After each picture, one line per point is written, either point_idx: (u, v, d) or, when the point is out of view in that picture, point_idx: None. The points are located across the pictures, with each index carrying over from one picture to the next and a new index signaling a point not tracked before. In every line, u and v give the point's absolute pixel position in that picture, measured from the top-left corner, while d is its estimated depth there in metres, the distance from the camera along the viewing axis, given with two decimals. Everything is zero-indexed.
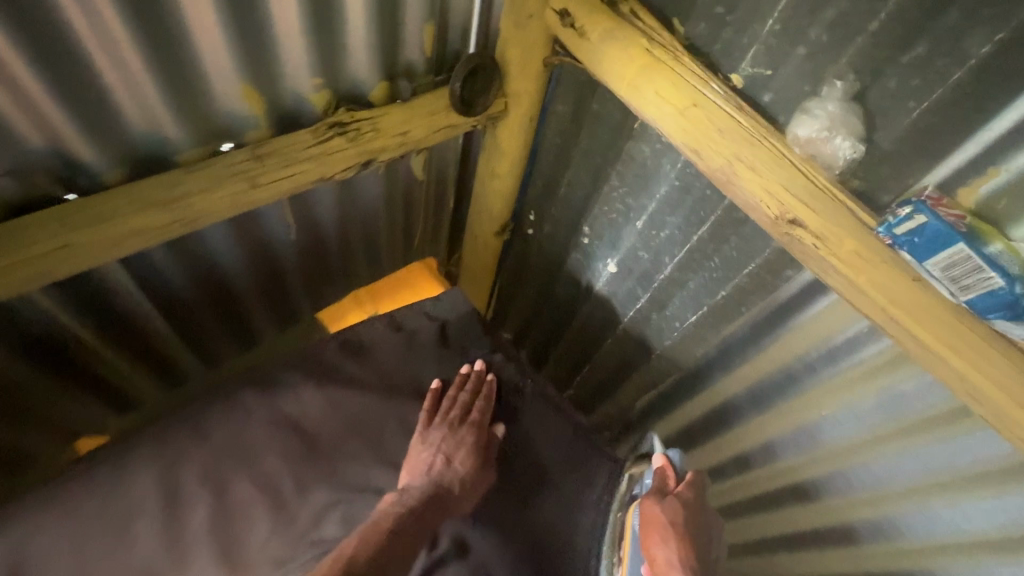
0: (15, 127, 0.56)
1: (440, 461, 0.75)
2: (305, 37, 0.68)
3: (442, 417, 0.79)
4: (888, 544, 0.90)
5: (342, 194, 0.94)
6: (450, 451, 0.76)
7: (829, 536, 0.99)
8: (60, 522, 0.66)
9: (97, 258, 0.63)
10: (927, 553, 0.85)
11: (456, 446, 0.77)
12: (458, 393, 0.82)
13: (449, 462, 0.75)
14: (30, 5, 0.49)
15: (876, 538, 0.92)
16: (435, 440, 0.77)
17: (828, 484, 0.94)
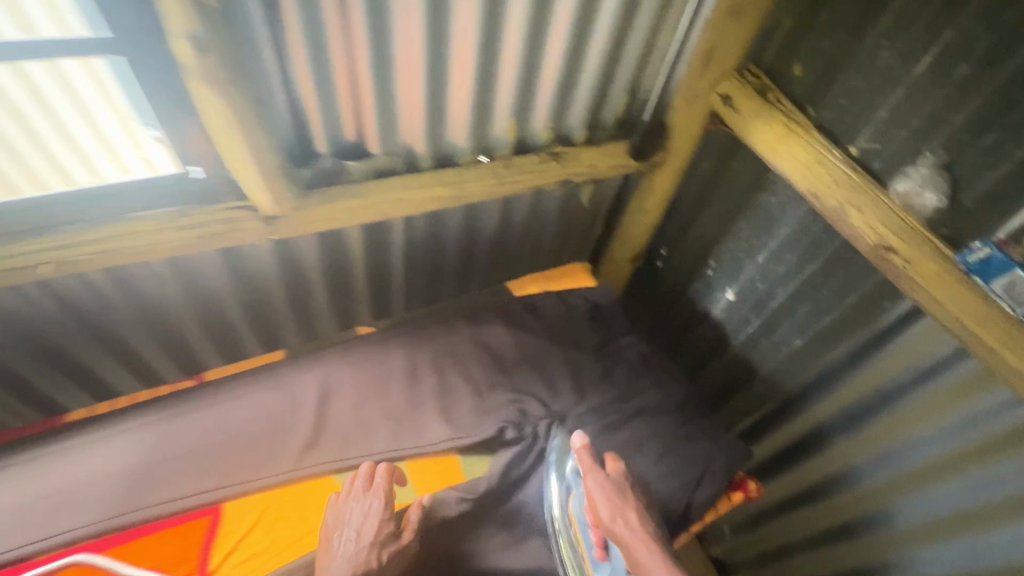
0: (398, 130, 0.98)
1: (355, 535, 0.78)
2: (554, 96, 1.07)
3: (349, 491, 0.83)
4: (979, 565, 1.00)
5: (534, 203, 1.31)
6: (358, 525, 0.79)
7: (920, 558, 1.09)
8: (344, 368, 1.01)
9: (409, 210, 1.03)
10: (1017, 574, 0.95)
11: (362, 520, 0.79)
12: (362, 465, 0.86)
13: (359, 535, 0.78)
14: (440, 67, 0.91)
15: (966, 559, 1.01)
16: (344, 517, 0.80)
17: (918, 504, 1.06)
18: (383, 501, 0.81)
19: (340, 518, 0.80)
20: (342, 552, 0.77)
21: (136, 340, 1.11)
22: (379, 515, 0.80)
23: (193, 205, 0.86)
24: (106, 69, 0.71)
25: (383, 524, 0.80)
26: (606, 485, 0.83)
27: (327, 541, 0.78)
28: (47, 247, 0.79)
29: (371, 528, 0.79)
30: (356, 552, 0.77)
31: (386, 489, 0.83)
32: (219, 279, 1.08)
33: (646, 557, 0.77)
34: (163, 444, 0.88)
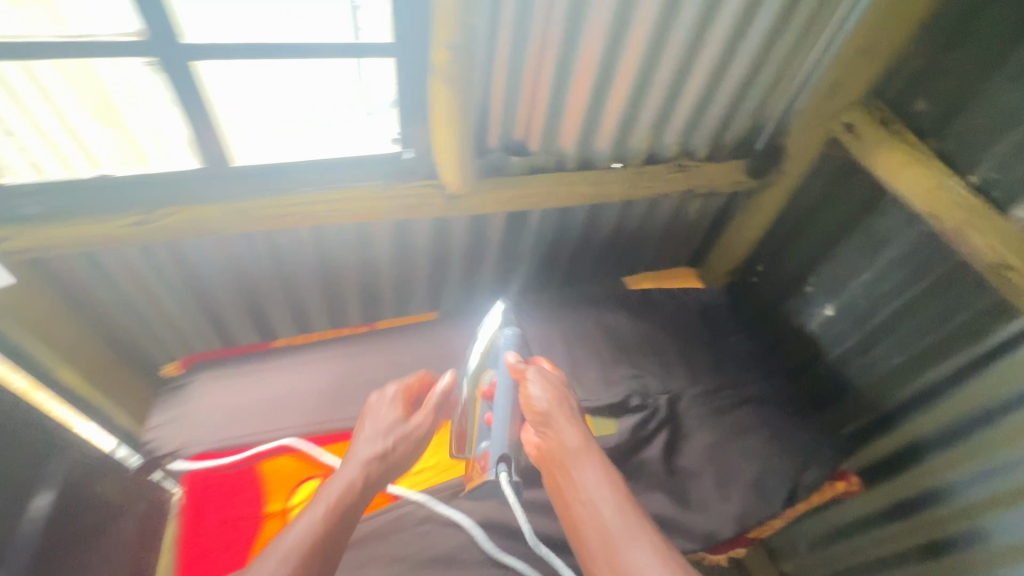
0: (558, 134, 1.16)
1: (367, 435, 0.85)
2: (689, 114, 1.23)
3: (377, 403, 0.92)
4: None
5: (649, 209, 1.45)
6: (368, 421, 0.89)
7: None
8: (491, 330, 1.19)
9: (556, 202, 1.21)
10: None
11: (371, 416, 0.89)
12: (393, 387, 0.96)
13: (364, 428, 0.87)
14: (605, 84, 1.09)
15: None
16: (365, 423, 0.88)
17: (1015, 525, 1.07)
18: (395, 389, 0.92)
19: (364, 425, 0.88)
20: (360, 437, 0.85)
21: (311, 292, 1.33)
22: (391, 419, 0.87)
23: (395, 180, 1.05)
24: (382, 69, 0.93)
25: (390, 411, 0.88)
26: (546, 385, 0.90)
27: (358, 434, 0.86)
28: (292, 203, 0.98)
29: (379, 426, 0.86)
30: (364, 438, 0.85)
31: (402, 393, 0.93)
32: (386, 250, 1.29)
33: (575, 454, 0.79)
34: (351, 374, 1.07)
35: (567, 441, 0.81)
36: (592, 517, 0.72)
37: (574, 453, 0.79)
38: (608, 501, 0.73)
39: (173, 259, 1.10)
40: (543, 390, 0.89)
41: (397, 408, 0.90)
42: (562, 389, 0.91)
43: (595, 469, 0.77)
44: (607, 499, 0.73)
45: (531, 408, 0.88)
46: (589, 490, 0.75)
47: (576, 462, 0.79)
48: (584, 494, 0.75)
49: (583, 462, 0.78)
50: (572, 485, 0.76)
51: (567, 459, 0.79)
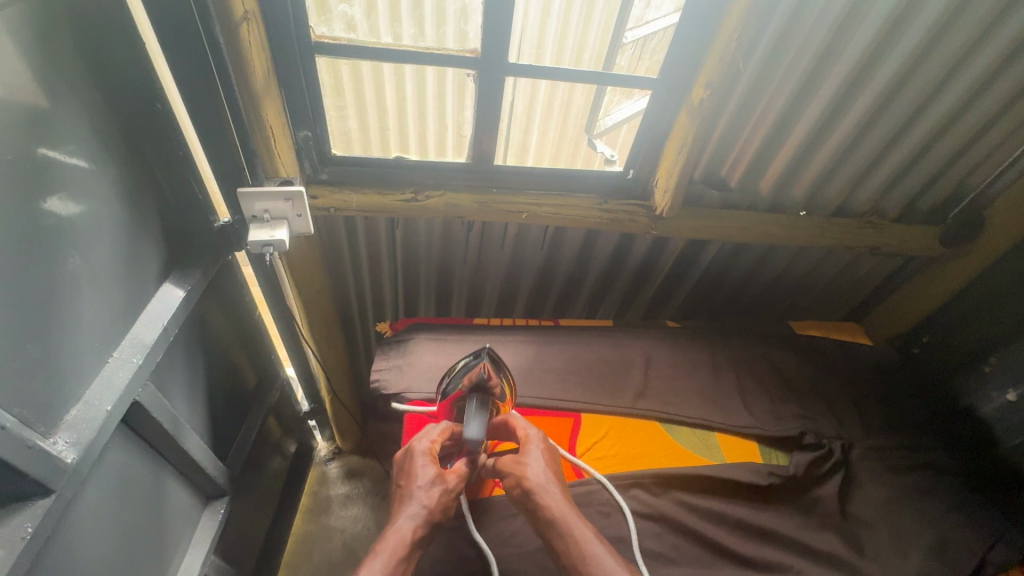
0: (761, 177, 1.24)
1: (409, 498, 0.82)
2: (889, 174, 1.25)
3: (408, 458, 0.87)
4: None
5: (821, 260, 1.47)
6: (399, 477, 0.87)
7: None
8: (662, 345, 1.26)
9: (744, 238, 1.29)
10: None
11: (401, 472, 0.87)
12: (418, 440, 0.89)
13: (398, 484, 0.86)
14: (819, 137, 1.16)
15: None
16: (404, 481, 0.85)
17: None
18: (427, 444, 0.87)
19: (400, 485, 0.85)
20: (396, 498, 0.84)
21: (492, 283, 1.48)
22: (425, 480, 0.83)
23: (612, 196, 1.18)
24: (632, 98, 1.07)
25: (424, 468, 0.85)
26: (531, 457, 0.86)
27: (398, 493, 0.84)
28: (528, 201, 1.13)
29: (420, 489, 0.83)
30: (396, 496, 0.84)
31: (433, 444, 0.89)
32: (570, 255, 1.41)
33: (564, 521, 0.79)
34: (537, 359, 1.18)
35: (554, 504, 0.80)
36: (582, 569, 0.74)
37: (561, 515, 0.79)
38: (599, 558, 0.75)
39: (405, 232, 1.29)
40: (541, 463, 0.86)
41: (432, 461, 0.86)
42: (544, 454, 0.88)
43: (585, 526, 0.79)
44: (600, 556, 0.75)
45: (511, 485, 0.85)
46: (583, 544, 0.76)
47: (565, 530, 0.78)
48: (577, 560, 0.75)
49: (573, 523, 0.79)
50: (564, 546, 0.77)
51: (555, 519, 0.79)
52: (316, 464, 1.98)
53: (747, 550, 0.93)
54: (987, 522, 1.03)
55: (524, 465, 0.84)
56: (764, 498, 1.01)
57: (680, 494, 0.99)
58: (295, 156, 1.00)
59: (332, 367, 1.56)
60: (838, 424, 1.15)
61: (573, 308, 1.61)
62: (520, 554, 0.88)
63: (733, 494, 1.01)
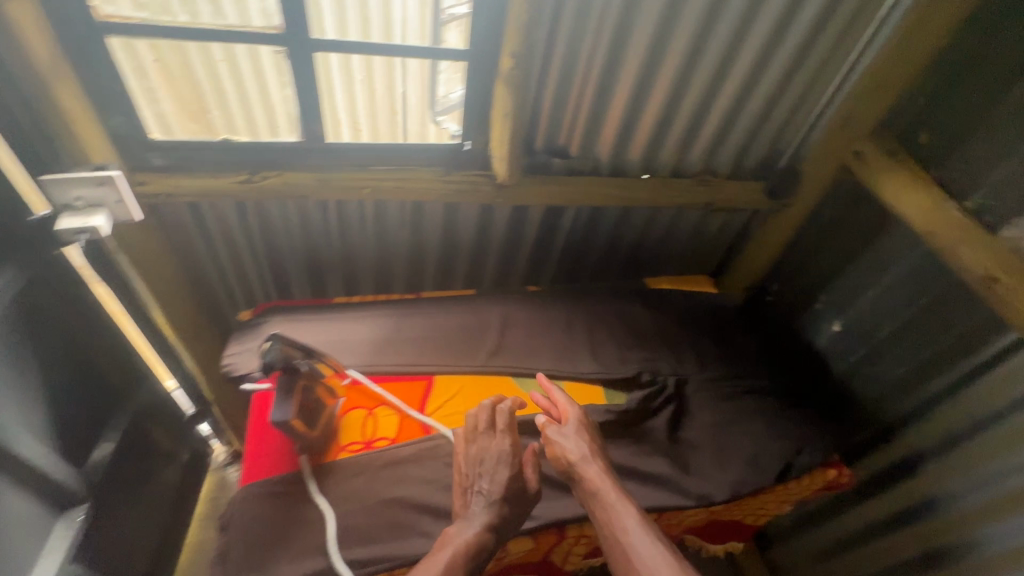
0: (596, 143, 1.33)
1: (488, 501, 0.86)
2: (711, 135, 1.38)
3: (494, 464, 0.90)
4: None
5: (673, 221, 1.59)
6: (488, 482, 0.89)
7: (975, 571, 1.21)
8: (519, 308, 1.33)
9: (589, 202, 1.37)
10: None
11: (492, 478, 0.89)
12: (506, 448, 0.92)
13: (491, 490, 0.87)
14: (638, 103, 1.26)
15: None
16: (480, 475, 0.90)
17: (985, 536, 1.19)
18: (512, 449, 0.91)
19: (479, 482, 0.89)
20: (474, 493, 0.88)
21: (364, 264, 1.50)
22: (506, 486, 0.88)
23: (456, 167, 1.23)
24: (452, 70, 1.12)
25: (510, 475, 0.89)
26: (571, 435, 0.95)
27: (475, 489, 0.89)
28: (369, 176, 1.17)
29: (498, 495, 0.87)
30: (492, 503, 0.86)
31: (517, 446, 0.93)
32: (435, 230, 1.46)
33: (604, 491, 0.88)
34: (397, 329, 1.23)
35: (593, 475, 0.90)
36: (621, 537, 0.82)
37: (601, 485, 0.89)
38: (638, 530, 0.82)
39: (257, 217, 1.29)
40: (579, 439, 0.95)
41: (516, 465, 0.90)
42: (585, 430, 0.98)
43: (628, 502, 0.87)
44: (637, 528, 0.82)
45: (554, 457, 0.94)
46: (621, 516, 0.84)
47: (605, 497, 0.87)
48: (617, 531, 0.83)
49: (614, 496, 0.87)
50: (606, 517, 0.85)
51: (598, 490, 0.88)
52: (213, 470, 1.91)
53: None
54: (798, 429, 1.17)
55: (563, 440, 0.94)
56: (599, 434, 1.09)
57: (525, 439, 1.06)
58: (108, 141, 0.99)
59: (208, 364, 1.53)
60: (677, 363, 1.26)
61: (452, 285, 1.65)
62: (362, 510, 0.92)
63: None
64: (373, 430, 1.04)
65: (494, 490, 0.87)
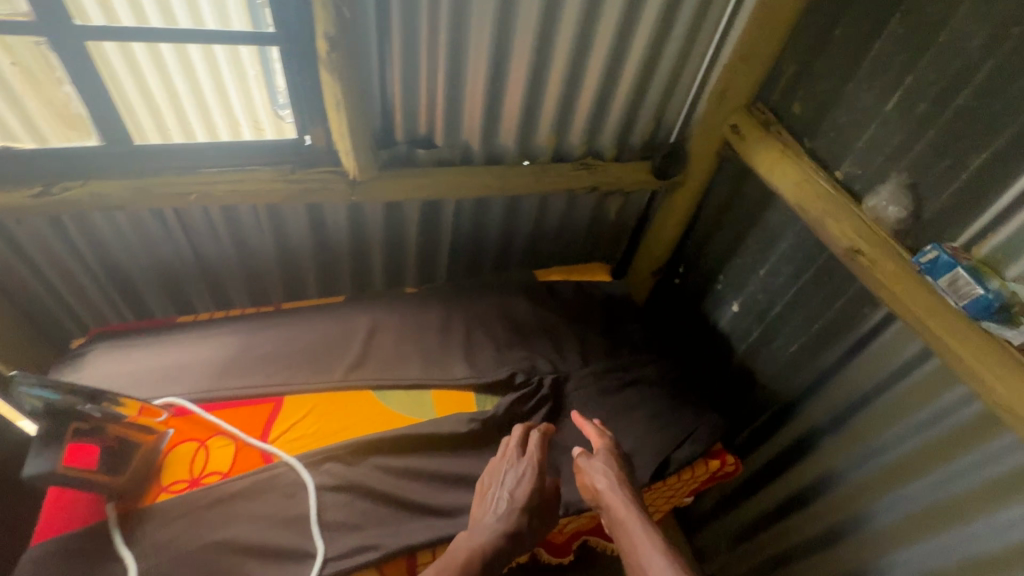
0: (461, 129, 1.23)
1: (507, 498, 0.87)
2: (587, 115, 1.30)
3: (519, 474, 0.90)
4: (921, 548, 1.09)
5: (566, 209, 1.52)
6: (513, 487, 0.89)
7: (870, 545, 1.19)
8: (391, 313, 1.24)
9: (460, 194, 1.27)
10: (965, 566, 1.01)
11: (518, 483, 0.89)
12: (535, 458, 0.92)
13: (515, 495, 0.87)
14: (497, 85, 1.17)
15: (910, 548, 1.11)
16: (499, 478, 0.90)
17: (876, 510, 1.16)
18: (540, 459, 0.92)
19: (500, 489, 0.89)
20: (496, 498, 0.88)
21: (230, 277, 1.38)
22: (528, 492, 0.88)
23: (299, 165, 1.12)
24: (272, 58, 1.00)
25: (536, 487, 0.89)
26: (602, 462, 0.94)
27: (494, 496, 0.89)
28: (196, 180, 1.05)
29: (520, 500, 0.87)
30: (514, 508, 0.85)
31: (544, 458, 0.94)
32: (303, 234, 1.34)
33: (628, 515, 0.85)
34: (248, 347, 1.11)
35: (621, 504, 0.87)
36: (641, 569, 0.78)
37: (626, 511, 0.86)
38: (659, 563, 0.77)
39: (82, 232, 1.15)
40: (611, 469, 0.94)
41: (541, 478, 0.90)
42: (618, 460, 0.96)
43: (653, 532, 0.83)
44: (659, 561, 0.77)
45: (583, 483, 0.93)
46: (643, 547, 0.80)
47: (628, 520, 0.84)
48: (637, 564, 0.78)
49: (638, 525, 0.83)
50: (628, 545, 0.81)
51: (622, 518, 0.85)
52: None
53: (434, 500, 0.93)
54: (681, 421, 1.12)
55: (594, 466, 0.94)
56: (464, 447, 1.01)
57: (378, 459, 0.97)
58: None
59: None
60: (559, 361, 1.19)
61: (337, 290, 1.53)
62: (173, 560, 0.82)
63: (436, 448, 1.00)
64: (201, 466, 0.92)
65: (517, 497, 0.87)
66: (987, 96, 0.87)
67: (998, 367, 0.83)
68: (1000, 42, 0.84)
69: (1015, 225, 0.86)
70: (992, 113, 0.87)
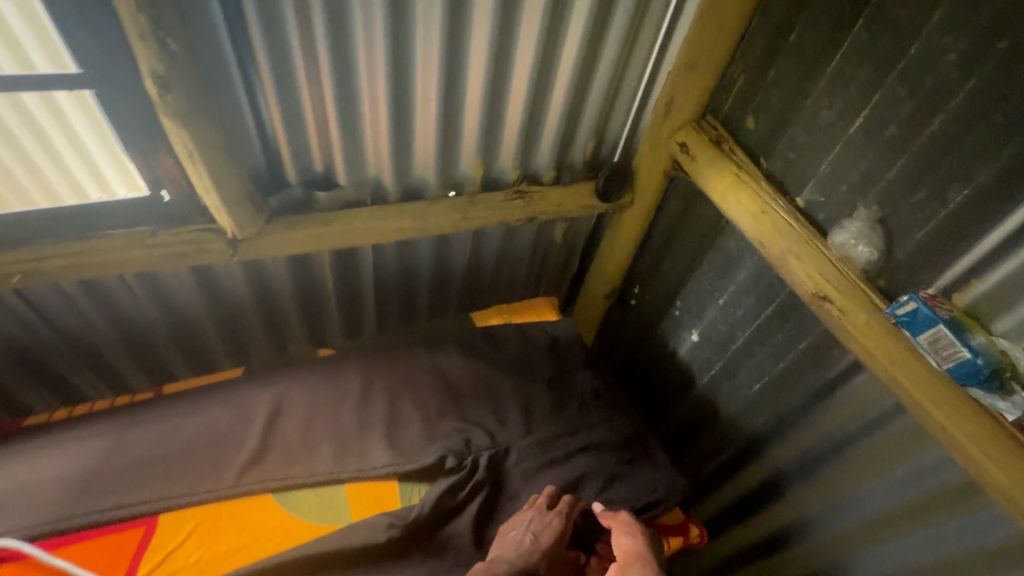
0: (366, 164, 1.04)
1: (530, 538, 0.83)
2: (518, 137, 1.12)
3: (544, 519, 0.86)
4: None
5: (505, 238, 1.34)
6: (536, 530, 0.85)
7: None
8: (296, 385, 1.04)
9: (372, 240, 1.07)
10: None
11: (544, 527, 0.85)
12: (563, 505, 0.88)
13: (540, 538, 0.83)
14: (403, 111, 0.97)
15: None
16: (524, 522, 0.86)
17: (855, 562, 1.07)
18: (568, 505, 0.88)
19: (521, 532, 0.85)
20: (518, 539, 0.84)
21: (111, 354, 1.15)
22: (553, 536, 0.84)
23: (163, 226, 0.91)
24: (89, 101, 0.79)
25: (562, 532, 0.85)
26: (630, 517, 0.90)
27: (513, 538, 0.84)
28: (21, 258, 0.84)
29: (545, 541, 0.83)
30: (536, 551, 0.81)
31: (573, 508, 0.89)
32: (191, 298, 1.12)
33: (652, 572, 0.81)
34: (114, 452, 0.91)
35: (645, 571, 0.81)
36: None
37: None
38: None
39: None
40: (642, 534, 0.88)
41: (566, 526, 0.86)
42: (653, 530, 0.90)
43: None
44: None
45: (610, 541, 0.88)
46: None
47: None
48: None
49: None
50: None
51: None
52: None
53: None
54: (638, 489, 1.00)
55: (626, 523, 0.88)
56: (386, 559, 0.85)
57: None
58: None
59: None
60: (498, 429, 1.03)
61: (244, 351, 1.31)
62: None
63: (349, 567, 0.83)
64: None
65: (541, 541, 0.83)
66: (967, 121, 0.74)
67: (987, 443, 0.71)
68: (983, 57, 0.71)
69: (1003, 271, 0.74)
70: (974, 142, 0.74)
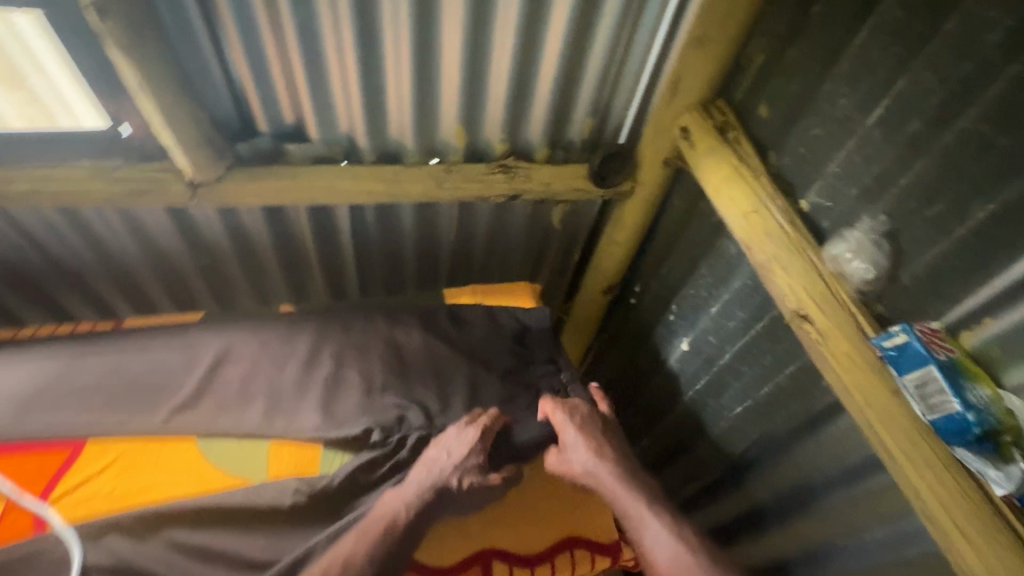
0: (337, 120, 1.00)
1: (445, 457, 0.84)
2: (504, 107, 1.04)
3: (461, 437, 0.86)
4: None
5: (494, 216, 1.28)
6: (453, 446, 0.86)
7: None
8: (246, 337, 1.03)
9: (338, 200, 1.04)
10: None
11: (460, 442, 0.85)
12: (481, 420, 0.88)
13: (455, 454, 0.84)
14: (373, 67, 0.93)
15: None
16: (444, 441, 0.87)
17: None
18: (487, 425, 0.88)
19: (439, 450, 0.86)
20: (436, 456, 0.85)
21: (99, 285, 1.21)
22: (467, 452, 0.85)
23: (126, 163, 0.93)
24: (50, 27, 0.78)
25: (481, 450, 0.85)
26: (581, 453, 0.88)
27: (431, 456, 0.85)
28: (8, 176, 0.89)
29: (460, 455, 0.84)
30: (453, 468, 0.83)
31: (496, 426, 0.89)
32: (171, 240, 1.14)
33: (630, 507, 0.82)
34: (64, 374, 0.94)
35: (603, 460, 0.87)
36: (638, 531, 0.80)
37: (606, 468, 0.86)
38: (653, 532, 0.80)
39: None
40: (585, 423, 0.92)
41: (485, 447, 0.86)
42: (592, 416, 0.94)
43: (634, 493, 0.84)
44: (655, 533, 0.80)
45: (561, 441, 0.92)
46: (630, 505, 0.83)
47: (631, 513, 0.82)
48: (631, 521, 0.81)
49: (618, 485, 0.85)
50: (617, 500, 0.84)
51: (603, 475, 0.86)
52: None
53: None
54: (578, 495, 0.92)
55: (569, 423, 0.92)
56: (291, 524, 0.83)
57: (176, 534, 0.80)
58: None
59: None
60: (439, 411, 0.98)
61: (226, 298, 1.33)
62: None
63: (252, 524, 0.82)
64: None
65: (456, 456, 0.84)
66: (1006, 122, 0.59)
67: (962, 515, 0.58)
68: None
69: None
70: (1008, 152, 0.60)
